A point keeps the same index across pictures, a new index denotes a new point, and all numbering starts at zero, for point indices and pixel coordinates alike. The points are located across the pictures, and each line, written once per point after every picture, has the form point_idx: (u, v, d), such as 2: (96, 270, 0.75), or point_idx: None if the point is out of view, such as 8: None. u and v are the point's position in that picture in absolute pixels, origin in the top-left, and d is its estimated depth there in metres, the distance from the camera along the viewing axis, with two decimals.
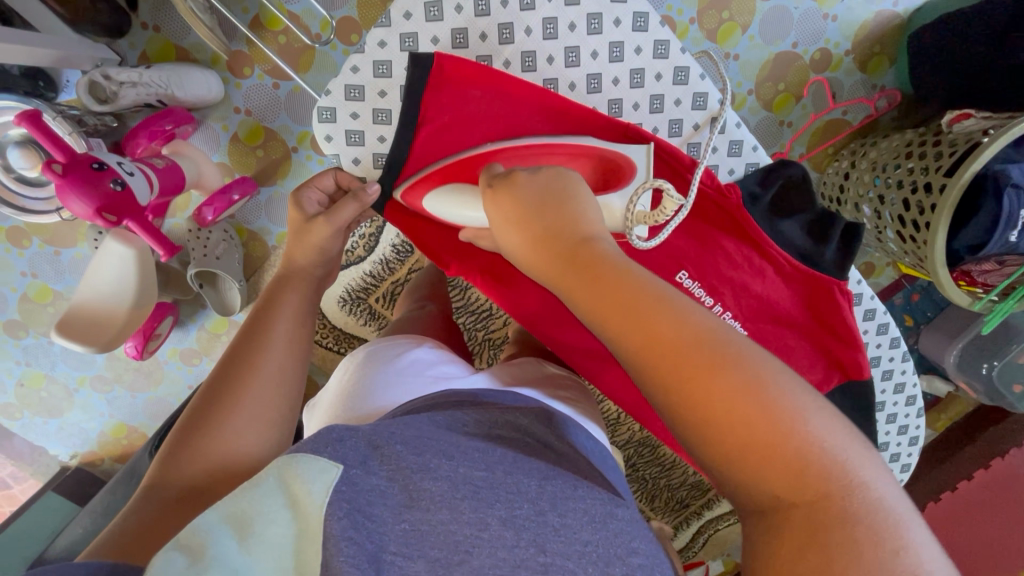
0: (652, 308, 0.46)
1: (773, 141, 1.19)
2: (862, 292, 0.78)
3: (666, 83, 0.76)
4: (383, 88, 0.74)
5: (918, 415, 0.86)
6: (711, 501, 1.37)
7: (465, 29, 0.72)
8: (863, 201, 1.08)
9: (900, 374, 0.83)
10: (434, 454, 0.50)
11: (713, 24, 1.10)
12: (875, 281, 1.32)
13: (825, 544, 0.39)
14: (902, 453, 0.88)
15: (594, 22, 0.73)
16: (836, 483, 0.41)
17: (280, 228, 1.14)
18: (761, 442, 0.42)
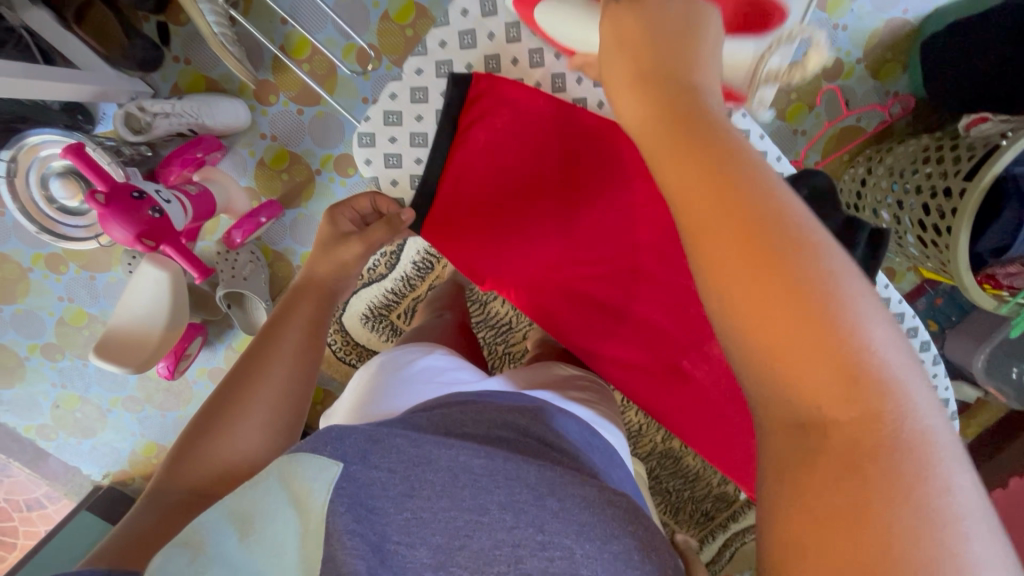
0: (730, 166, 0.37)
1: (788, 149, 1.20)
2: (890, 297, 0.78)
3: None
4: (419, 113, 0.80)
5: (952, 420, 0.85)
6: (737, 513, 1.35)
7: (496, 54, 0.77)
8: (882, 207, 1.08)
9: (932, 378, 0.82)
10: (432, 446, 0.51)
11: None
12: (897, 286, 1.33)
13: (861, 474, 0.30)
14: None
15: None
16: (891, 410, 0.31)
17: (304, 249, 1.17)
18: (815, 339, 0.32)
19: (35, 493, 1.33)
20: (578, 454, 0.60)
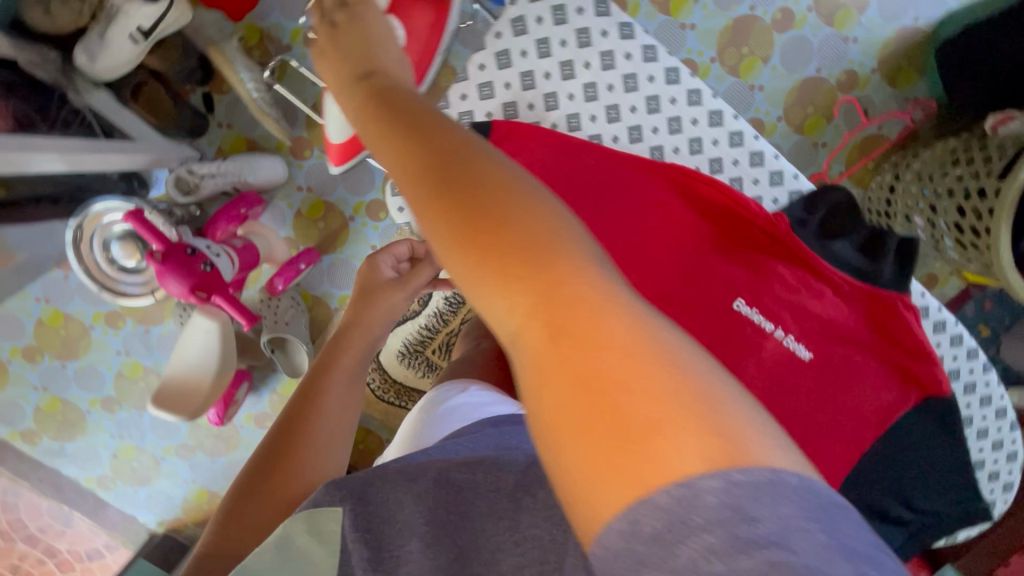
0: (448, 152, 0.39)
1: (810, 163, 1.20)
2: (928, 305, 0.77)
3: (705, 127, 0.79)
4: None
5: (1014, 428, 0.79)
6: None
7: (513, 101, 0.81)
8: (914, 213, 1.05)
9: (985, 386, 0.78)
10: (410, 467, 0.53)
11: (735, 60, 1.15)
12: (941, 292, 1.31)
13: (621, 418, 0.29)
14: (1003, 471, 0.80)
15: (629, 82, 0.79)
16: (636, 337, 0.31)
17: (342, 291, 1.22)
18: (551, 287, 0.33)
19: (95, 543, 1.37)
20: None
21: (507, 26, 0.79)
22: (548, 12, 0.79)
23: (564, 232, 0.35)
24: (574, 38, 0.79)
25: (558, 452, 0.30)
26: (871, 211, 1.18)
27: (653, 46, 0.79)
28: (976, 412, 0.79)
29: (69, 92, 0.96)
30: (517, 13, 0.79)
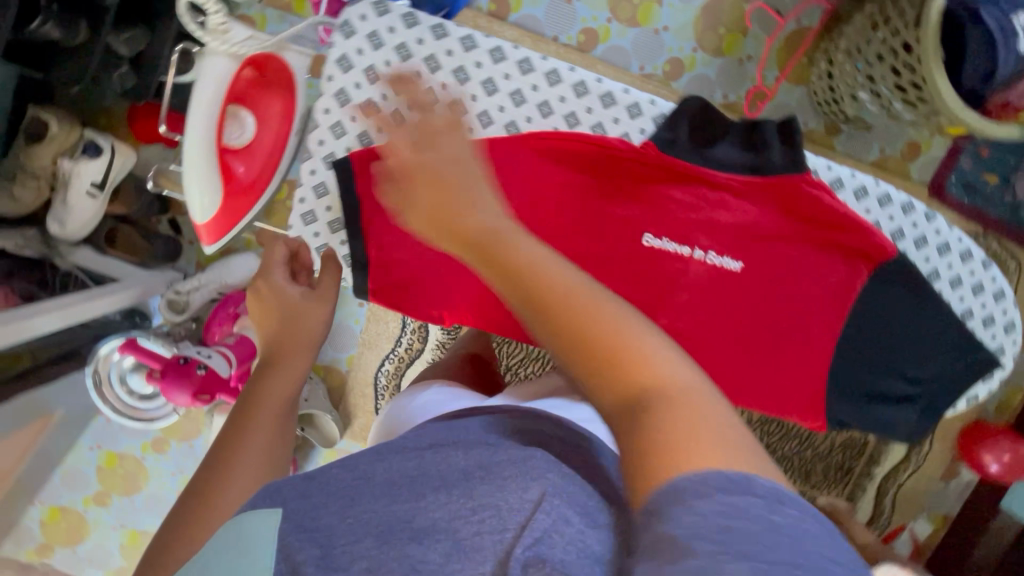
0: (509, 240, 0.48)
1: (742, 81, 1.18)
2: (840, 175, 0.76)
3: (546, 89, 0.78)
4: (327, 204, 0.79)
5: (986, 268, 0.78)
6: (875, 456, 1.39)
7: (364, 131, 0.77)
8: (857, 89, 1.02)
9: (937, 235, 0.78)
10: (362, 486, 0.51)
11: (630, 13, 1.14)
12: (930, 157, 1.26)
13: (677, 444, 0.38)
14: (993, 312, 0.79)
15: (460, 74, 0.77)
16: (675, 387, 0.41)
17: (346, 352, 1.31)
18: (613, 353, 0.43)
19: None
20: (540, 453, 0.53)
21: (332, 65, 0.76)
22: (363, 39, 0.76)
23: (632, 322, 0.44)
24: (396, 56, 0.76)
25: (641, 472, 0.39)
26: (822, 103, 1.15)
27: (469, 35, 0.77)
28: (952, 266, 0.78)
29: (55, 257, 1.09)
30: (337, 51, 0.76)
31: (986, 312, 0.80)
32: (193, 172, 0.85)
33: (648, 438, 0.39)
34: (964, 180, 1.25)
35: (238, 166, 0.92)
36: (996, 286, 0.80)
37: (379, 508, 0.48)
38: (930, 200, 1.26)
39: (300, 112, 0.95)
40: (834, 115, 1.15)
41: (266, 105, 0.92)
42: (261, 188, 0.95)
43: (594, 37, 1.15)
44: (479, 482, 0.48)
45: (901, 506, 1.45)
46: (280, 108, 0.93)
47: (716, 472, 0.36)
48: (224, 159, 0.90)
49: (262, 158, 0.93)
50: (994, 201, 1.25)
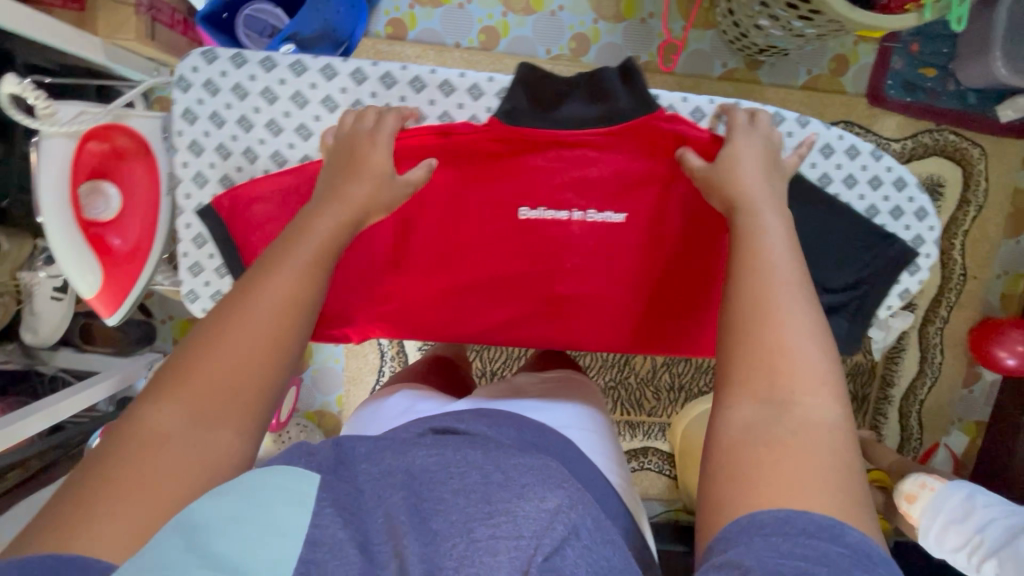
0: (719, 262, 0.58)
1: (649, 40, 1.18)
2: (690, 105, 0.76)
3: (386, 93, 0.76)
4: (210, 251, 0.78)
5: (877, 156, 0.76)
6: (889, 378, 1.35)
7: (225, 175, 0.77)
8: (757, 18, 1.02)
9: (814, 138, 0.75)
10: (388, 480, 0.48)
11: (523, 2, 1.16)
12: (862, 66, 1.23)
13: (775, 459, 0.44)
14: (899, 202, 0.77)
15: (299, 99, 0.76)
16: (802, 434, 0.45)
17: (335, 394, 1.30)
18: (780, 380, 0.48)
19: None
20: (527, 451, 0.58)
21: (177, 120, 0.75)
22: (199, 88, 0.75)
23: (811, 382, 0.48)
24: (235, 96, 0.75)
25: (729, 455, 0.46)
26: (733, 40, 1.15)
27: (299, 59, 0.76)
28: (840, 165, 0.76)
29: (37, 364, 1.13)
30: (179, 106, 0.75)
31: (890, 204, 0.77)
32: (69, 256, 0.79)
33: (750, 454, 0.45)
34: (901, 80, 1.22)
35: (113, 240, 0.84)
36: (895, 174, 0.77)
37: (399, 499, 0.47)
38: (872, 107, 1.23)
39: (167, 172, 0.87)
40: (748, 48, 1.15)
41: (127, 171, 0.84)
42: (144, 257, 0.87)
43: (494, 35, 1.17)
44: (499, 489, 0.48)
45: (930, 423, 1.39)
46: (145, 172, 0.85)
47: (799, 515, 0.40)
48: (97, 237, 0.83)
49: (137, 229, 0.85)
50: (938, 92, 1.22)
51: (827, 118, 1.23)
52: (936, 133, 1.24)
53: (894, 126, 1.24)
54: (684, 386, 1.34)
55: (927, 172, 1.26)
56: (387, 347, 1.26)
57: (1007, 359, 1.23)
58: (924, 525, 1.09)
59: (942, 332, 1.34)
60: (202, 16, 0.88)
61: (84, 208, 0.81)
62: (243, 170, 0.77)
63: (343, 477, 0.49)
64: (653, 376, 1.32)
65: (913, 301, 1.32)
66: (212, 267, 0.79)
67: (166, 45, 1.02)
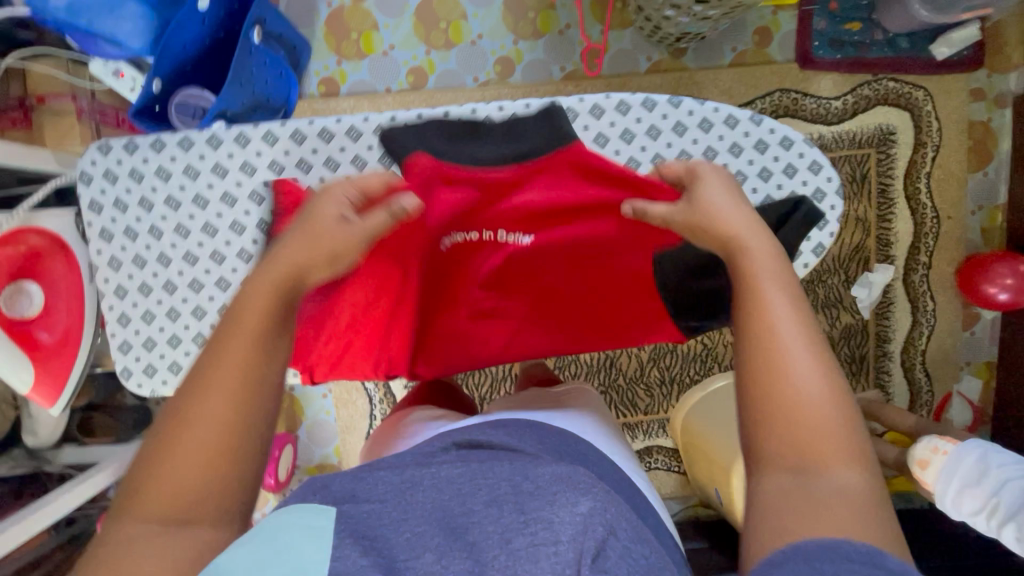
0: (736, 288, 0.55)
1: (570, 49, 1.22)
2: (570, 105, 0.79)
3: (270, 151, 0.79)
4: (137, 327, 0.83)
5: (754, 120, 0.79)
6: (885, 333, 1.32)
7: (137, 254, 0.81)
8: (663, 10, 1.05)
9: (691, 115, 0.79)
10: (416, 497, 0.51)
11: (443, 37, 1.20)
12: (786, 33, 1.24)
13: (821, 501, 0.43)
14: (790, 159, 0.80)
15: (191, 171, 0.80)
16: (834, 467, 0.45)
17: (332, 445, 1.32)
18: (817, 423, 0.46)
19: None
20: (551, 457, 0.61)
21: (86, 212, 0.80)
22: (100, 179, 0.80)
23: (849, 427, 0.47)
24: (133, 181, 0.80)
25: (770, 490, 0.45)
26: (651, 34, 1.17)
27: (186, 135, 0.79)
28: (722, 137, 0.79)
29: (44, 464, 1.16)
30: (84, 199, 0.80)
31: (781, 164, 0.79)
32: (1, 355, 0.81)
33: (791, 494, 0.44)
34: (828, 39, 1.23)
35: (42, 334, 0.86)
36: (779, 135, 0.79)
37: (428, 518, 0.49)
38: (804, 71, 1.23)
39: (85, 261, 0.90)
40: (667, 39, 1.17)
41: (48, 268, 0.86)
42: (77, 342, 0.89)
43: (422, 73, 1.21)
44: (532, 498, 0.50)
45: (938, 373, 1.34)
46: (65, 265, 0.88)
47: (832, 550, 0.39)
48: (23, 333, 0.85)
49: (64, 318, 0.87)
50: (867, 43, 1.22)
51: (761, 90, 1.24)
52: (875, 83, 1.24)
53: (830, 85, 1.24)
54: (675, 378, 1.32)
55: (875, 122, 1.25)
56: (375, 389, 1.28)
57: (1000, 293, 1.20)
58: (937, 489, 1.04)
59: (928, 278, 1.31)
60: (135, 113, 0.92)
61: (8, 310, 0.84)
62: (151, 248, 0.81)
63: (363, 498, 0.52)
64: (642, 374, 1.31)
65: (891, 252, 1.29)
66: (140, 342, 0.83)
67: None
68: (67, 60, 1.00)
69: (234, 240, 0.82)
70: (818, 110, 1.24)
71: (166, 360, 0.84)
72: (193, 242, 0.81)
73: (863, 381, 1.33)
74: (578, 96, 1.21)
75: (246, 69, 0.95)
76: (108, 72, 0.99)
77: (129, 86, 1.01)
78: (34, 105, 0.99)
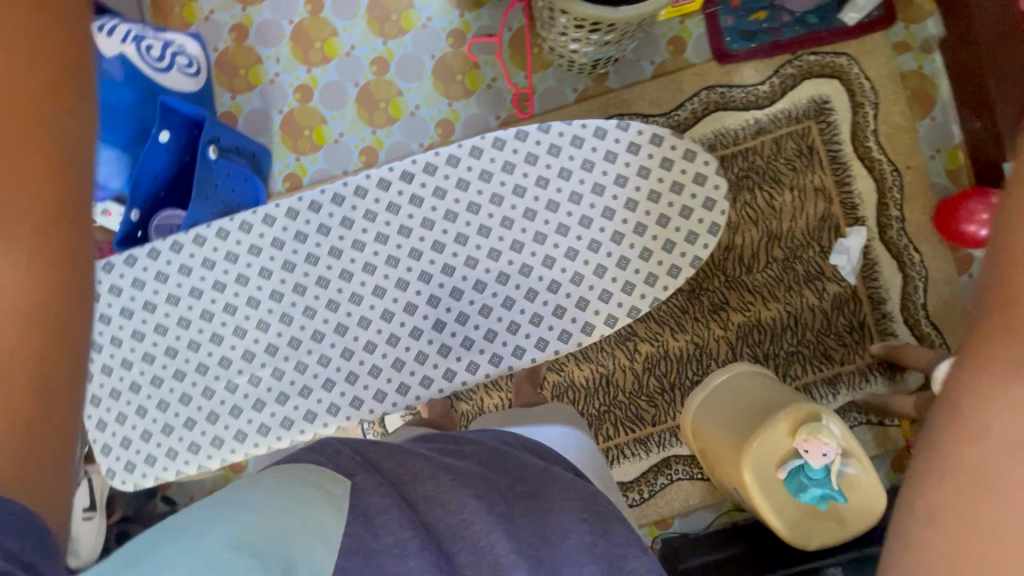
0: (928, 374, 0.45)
1: (502, 99, 1.31)
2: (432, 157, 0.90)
3: (204, 251, 0.89)
4: (110, 429, 0.89)
5: (630, 157, 0.88)
6: (879, 295, 1.29)
7: (104, 365, 0.89)
8: (569, 45, 1.13)
9: (570, 161, 0.89)
10: (440, 494, 0.61)
11: (385, 115, 1.32)
12: (699, 36, 1.31)
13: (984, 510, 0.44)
14: (679, 187, 0.88)
15: (139, 283, 0.89)
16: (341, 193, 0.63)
17: None
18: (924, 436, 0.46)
19: None
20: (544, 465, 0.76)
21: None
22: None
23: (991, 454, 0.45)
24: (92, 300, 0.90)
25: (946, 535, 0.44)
26: (570, 67, 1.25)
27: (130, 252, 0.90)
28: (607, 170, 0.89)
29: None
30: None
31: (665, 183, 0.88)
32: None
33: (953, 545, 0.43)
34: (738, 33, 1.29)
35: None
36: (648, 134, 0.89)
37: (440, 516, 0.58)
38: (723, 67, 1.29)
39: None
40: (585, 68, 1.24)
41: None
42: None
43: (373, 151, 1.32)
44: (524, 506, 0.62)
45: (946, 322, 1.28)
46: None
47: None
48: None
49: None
50: (778, 28, 1.28)
51: (686, 93, 1.29)
52: (796, 61, 1.28)
53: (753, 72, 1.29)
54: (675, 383, 1.31)
55: (807, 96, 1.28)
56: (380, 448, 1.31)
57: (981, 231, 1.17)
58: None
59: (906, 230, 1.29)
60: (119, 242, 1.04)
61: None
62: (114, 356, 0.89)
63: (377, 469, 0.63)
64: (641, 386, 1.31)
65: (860, 214, 1.28)
66: (117, 443, 0.89)
67: None
68: None
69: (183, 333, 0.89)
70: (748, 97, 1.29)
71: (143, 454, 0.89)
72: (149, 343, 0.89)
73: (869, 346, 1.29)
74: None
75: (210, 184, 1.07)
76: (98, 213, 1.12)
77: (117, 221, 1.12)
78: None
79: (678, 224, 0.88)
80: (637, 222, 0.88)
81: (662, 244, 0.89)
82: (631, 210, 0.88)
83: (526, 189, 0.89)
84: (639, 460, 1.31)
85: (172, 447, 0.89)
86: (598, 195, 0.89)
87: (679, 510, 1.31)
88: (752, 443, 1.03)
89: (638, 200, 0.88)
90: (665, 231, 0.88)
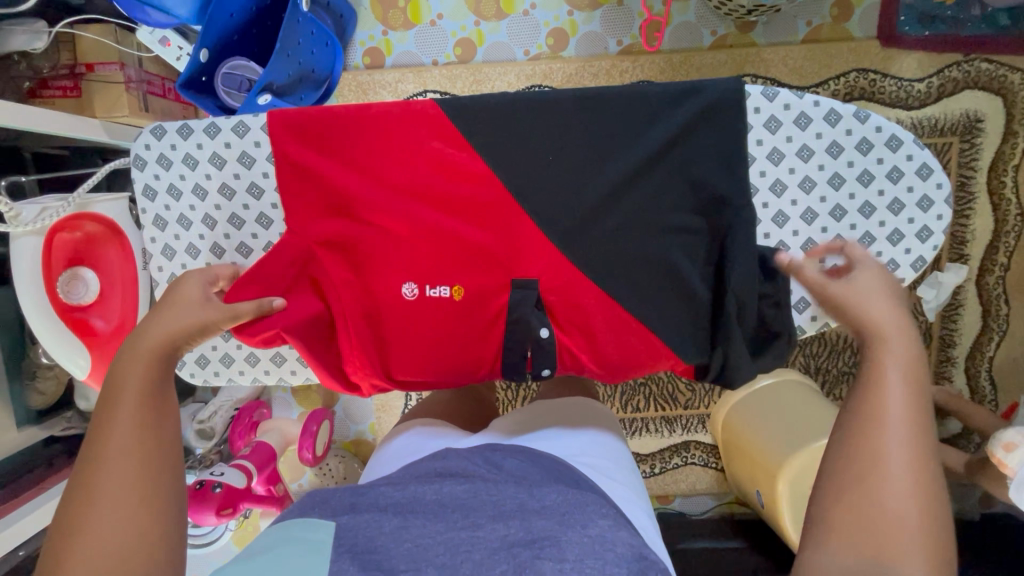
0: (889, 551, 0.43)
1: (630, 21, 1.14)
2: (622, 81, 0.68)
3: None
4: None
5: (890, 180, 0.68)
6: (951, 338, 1.23)
7: (195, 244, 0.78)
8: None
9: (822, 144, 0.68)
10: (420, 516, 0.51)
11: (494, 7, 1.14)
12: (868, 10, 1.14)
13: None
14: (926, 235, 0.69)
15: (244, 159, 0.74)
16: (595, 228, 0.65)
17: (368, 422, 1.31)
18: None
19: None
20: (543, 471, 0.60)
21: (140, 198, 0.78)
22: (154, 164, 0.77)
23: None
24: (187, 166, 0.76)
25: None
26: (718, 7, 1.07)
27: (241, 119, 0.74)
28: (882, 159, 0.68)
29: None
30: (139, 184, 0.78)
31: (915, 227, 0.68)
32: (58, 344, 0.83)
33: None
34: (915, 14, 1.11)
35: (98, 322, 0.86)
36: (917, 162, 0.68)
37: (435, 532, 0.48)
38: (885, 50, 1.13)
39: (138, 248, 0.91)
40: (735, 12, 1.06)
41: (103, 255, 0.86)
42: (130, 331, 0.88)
43: (470, 46, 1.16)
44: (537, 516, 0.50)
45: (1005, 380, 1.24)
46: (120, 252, 0.88)
47: None
48: (80, 320, 0.85)
49: (120, 305, 0.88)
50: (961, 20, 1.10)
51: (834, 70, 1.13)
52: (965, 65, 1.12)
53: (914, 65, 1.13)
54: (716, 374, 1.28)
55: (962, 108, 1.13)
56: None
57: None
58: None
59: (1004, 280, 1.20)
60: (182, 83, 0.88)
61: (64, 296, 0.84)
62: (203, 237, 0.78)
63: (362, 510, 0.52)
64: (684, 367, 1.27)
65: (965, 252, 1.19)
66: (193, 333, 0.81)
67: (161, 114, 1.08)
68: (114, 27, 0.97)
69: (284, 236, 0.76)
70: (897, 92, 1.13)
71: (219, 351, 0.82)
72: (246, 233, 0.76)
73: None
74: (634, 73, 1.13)
75: (293, 41, 0.93)
76: (154, 40, 0.97)
77: (175, 55, 0.98)
78: (83, 73, 0.96)
79: (904, 277, 0.70)
80: (895, 229, 0.69)
81: (912, 262, 0.70)
82: (893, 212, 0.69)
83: (784, 157, 0.68)
84: (661, 437, 1.31)
85: (253, 353, 0.81)
86: (835, 219, 0.69)
87: (684, 491, 1.33)
88: (794, 459, 0.99)
89: (877, 237, 0.69)
90: (921, 248, 0.69)
